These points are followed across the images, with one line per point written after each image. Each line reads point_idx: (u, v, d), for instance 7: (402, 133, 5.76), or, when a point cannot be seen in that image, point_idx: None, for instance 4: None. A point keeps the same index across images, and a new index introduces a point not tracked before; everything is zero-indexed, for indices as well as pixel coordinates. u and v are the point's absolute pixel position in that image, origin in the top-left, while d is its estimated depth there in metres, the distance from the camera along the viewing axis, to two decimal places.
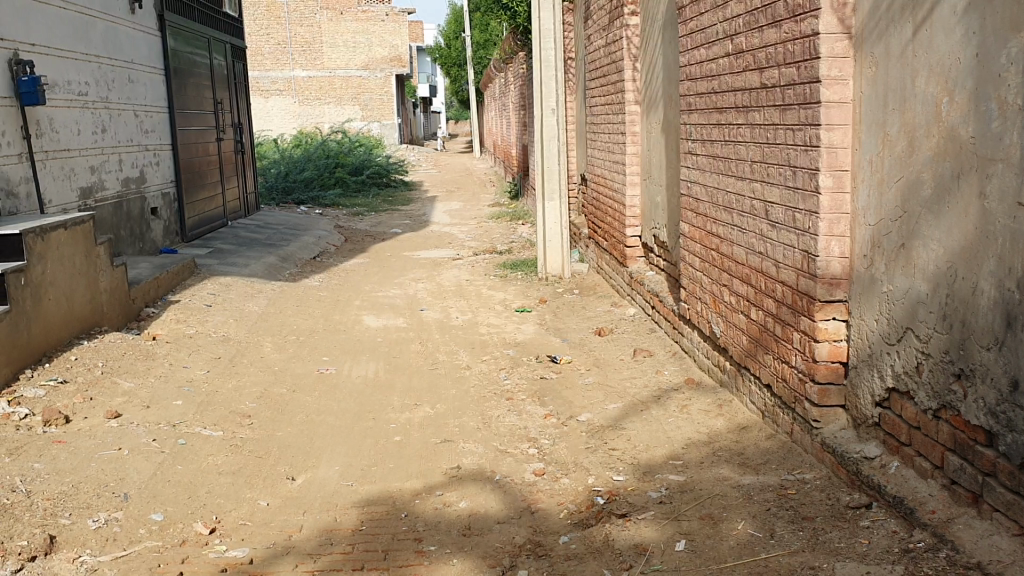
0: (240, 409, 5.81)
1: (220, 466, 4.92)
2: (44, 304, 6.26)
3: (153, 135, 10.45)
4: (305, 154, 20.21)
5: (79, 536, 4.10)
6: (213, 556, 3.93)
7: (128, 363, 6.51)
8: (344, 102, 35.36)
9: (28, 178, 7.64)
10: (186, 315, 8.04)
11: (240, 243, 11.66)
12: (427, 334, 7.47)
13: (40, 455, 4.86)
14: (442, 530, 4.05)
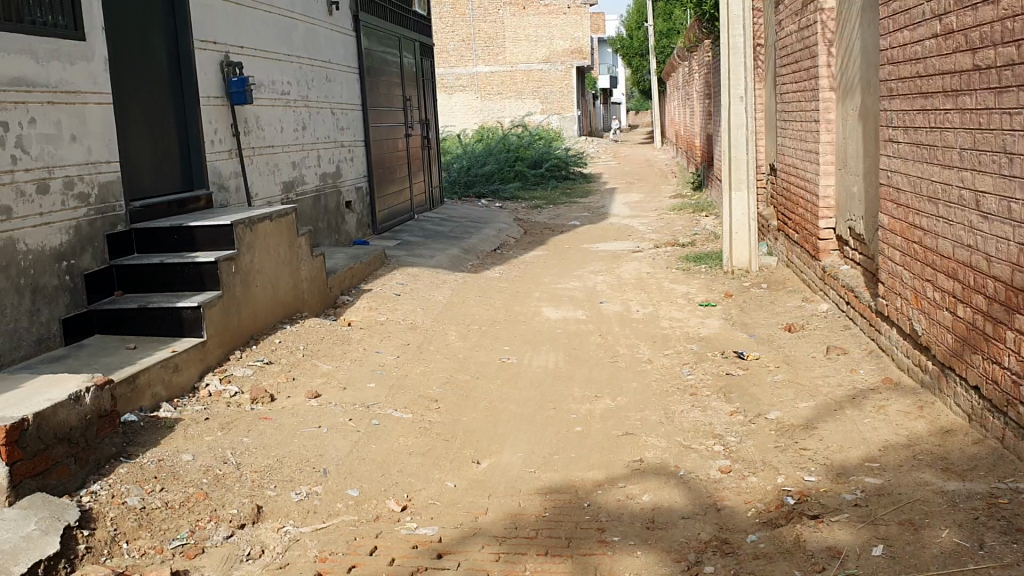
0: (428, 393, 6.02)
1: (411, 447, 5.11)
2: (252, 290, 6.71)
3: (348, 132, 10.96)
4: (487, 148, 20.65)
5: (283, 507, 4.37)
6: (405, 533, 4.09)
7: (327, 347, 6.88)
8: (525, 96, 35.82)
9: (238, 172, 8.20)
10: (378, 303, 8.40)
11: (426, 235, 12.05)
12: (608, 326, 7.46)
13: (248, 430, 5.21)
14: (626, 521, 4.05)
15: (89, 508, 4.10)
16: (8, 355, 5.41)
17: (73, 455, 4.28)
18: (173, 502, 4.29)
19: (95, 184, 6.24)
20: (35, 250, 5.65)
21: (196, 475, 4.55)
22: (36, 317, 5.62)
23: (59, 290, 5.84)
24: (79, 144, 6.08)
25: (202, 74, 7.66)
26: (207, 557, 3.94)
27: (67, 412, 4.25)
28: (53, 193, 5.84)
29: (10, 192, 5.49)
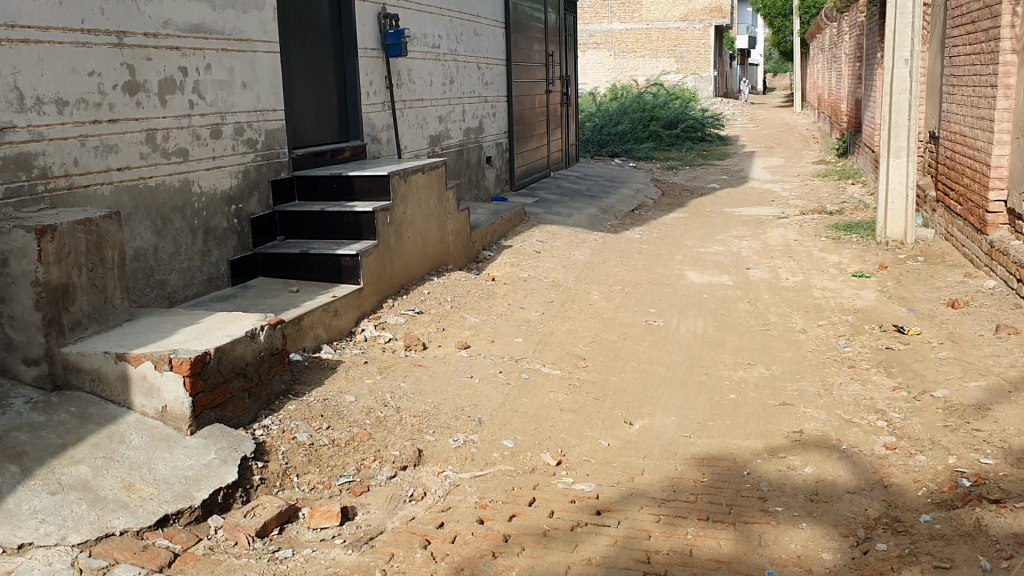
0: (576, 351, 6.03)
1: (562, 403, 5.14)
2: (404, 241, 6.85)
3: (492, 87, 10.99)
4: (622, 107, 20.42)
5: (442, 453, 4.50)
6: (562, 487, 4.13)
7: (473, 300, 6.97)
8: (660, 54, 35.17)
9: (389, 125, 8.34)
10: (519, 259, 8.44)
11: (564, 193, 12.02)
12: (756, 293, 7.30)
13: (404, 375, 5.36)
14: (789, 492, 3.97)
15: (263, 441, 4.31)
16: (182, 292, 5.70)
17: (248, 389, 4.49)
18: (338, 441, 4.47)
19: (262, 131, 6.46)
20: (207, 192, 5.91)
21: (359, 416, 4.72)
22: (207, 257, 5.90)
23: (228, 233, 6.11)
24: (249, 91, 6.29)
25: (361, 26, 7.79)
26: (372, 495, 4.09)
27: (244, 348, 4.44)
28: (225, 138, 6.08)
29: (187, 135, 5.73)
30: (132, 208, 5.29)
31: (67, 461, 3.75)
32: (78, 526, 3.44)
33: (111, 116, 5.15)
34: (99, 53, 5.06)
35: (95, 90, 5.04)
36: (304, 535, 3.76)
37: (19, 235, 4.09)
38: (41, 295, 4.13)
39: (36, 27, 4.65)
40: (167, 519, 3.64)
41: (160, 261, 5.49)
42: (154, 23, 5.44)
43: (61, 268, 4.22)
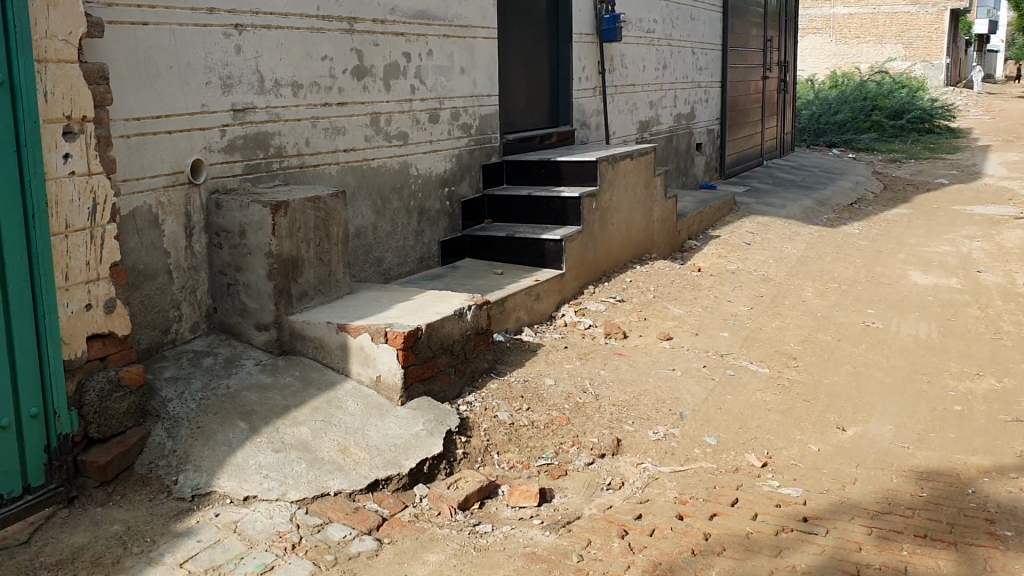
0: (786, 349, 5.80)
1: (769, 403, 4.96)
2: (609, 228, 6.83)
3: (706, 73, 10.73)
4: (843, 95, 19.43)
5: (641, 444, 4.46)
6: (766, 489, 3.98)
7: (678, 291, 6.85)
8: (886, 40, 33.19)
9: (599, 110, 8.33)
10: (727, 251, 8.22)
11: (776, 183, 11.59)
12: (989, 299, 6.75)
13: (605, 363, 5.36)
14: (1021, 517, 3.65)
15: (467, 417, 4.45)
16: (397, 269, 5.94)
17: (454, 365, 4.63)
18: (538, 423, 4.54)
19: (477, 116, 6.64)
20: (424, 175, 6.13)
21: (559, 401, 4.77)
22: (421, 237, 6.13)
23: (441, 214, 6.32)
24: (466, 77, 6.47)
25: (577, 11, 7.80)
26: (571, 480, 4.11)
27: (453, 325, 4.58)
28: (442, 122, 6.28)
29: (407, 119, 5.96)
30: (355, 188, 5.56)
31: (290, 422, 4.04)
32: (296, 484, 3.73)
33: (340, 99, 5.42)
34: (331, 39, 5.34)
35: (326, 74, 5.32)
36: (504, 512, 3.83)
37: (256, 209, 4.40)
38: (273, 266, 4.42)
39: (277, 13, 4.96)
40: (377, 484, 3.83)
41: (378, 239, 5.74)
42: (382, 9, 5.68)
43: (291, 242, 4.49)
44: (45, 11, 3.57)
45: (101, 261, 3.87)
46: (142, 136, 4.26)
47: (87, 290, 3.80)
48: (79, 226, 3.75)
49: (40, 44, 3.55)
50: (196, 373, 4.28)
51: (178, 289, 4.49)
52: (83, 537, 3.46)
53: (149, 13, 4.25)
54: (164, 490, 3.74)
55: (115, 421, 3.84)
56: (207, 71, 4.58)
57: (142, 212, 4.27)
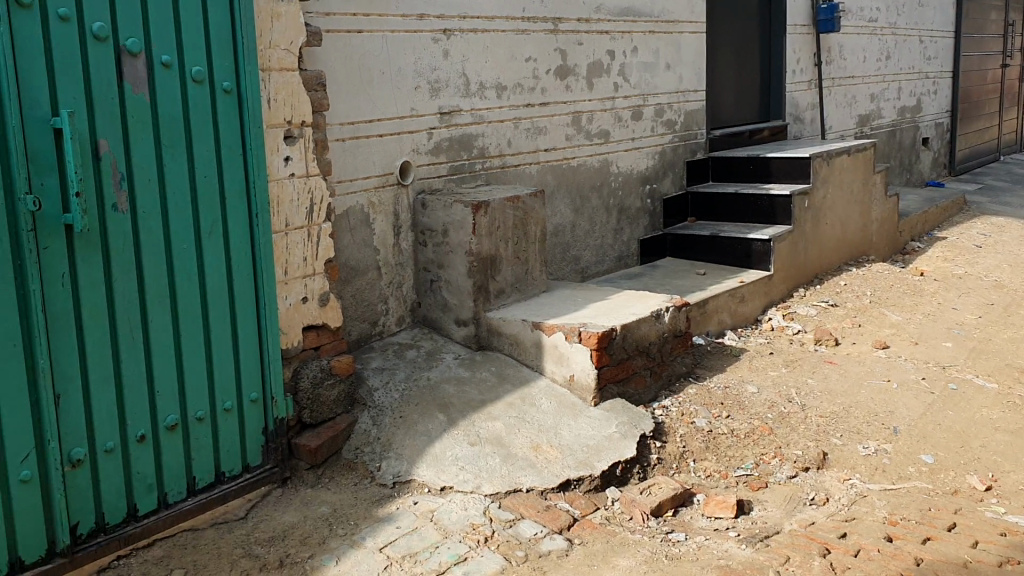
0: (1020, 364, 5.31)
1: (996, 421, 4.56)
2: (822, 227, 6.52)
3: (936, 62, 10.01)
4: None
5: (849, 459, 4.22)
6: (990, 516, 3.66)
7: (897, 295, 6.43)
8: None
9: (814, 104, 7.96)
10: (954, 253, 7.63)
11: (1015, 180, 10.63)
12: None
13: (813, 371, 5.13)
14: None
15: (662, 421, 4.40)
16: (594, 267, 6.02)
17: (651, 368, 4.60)
18: (738, 432, 4.42)
19: (682, 112, 6.59)
20: (625, 172, 6.17)
21: (761, 409, 4.63)
22: (620, 235, 6.18)
23: (641, 213, 6.34)
24: (672, 72, 6.45)
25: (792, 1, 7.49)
26: (771, 492, 3.95)
27: (650, 327, 4.54)
28: (645, 119, 6.29)
29: (610, 117, 6.00)
30: (556, 187, 5.65)
31: (486, 417, 4.13)
32: (491, 478, 3.81)
33: (543, 99, 5.51)
34: (536, 40, 5.43)
35: (530, 75, 5.41)
36: (698, 521, 3.73)
37: (459, 209, 4.54)
38: (473, 265, 4.54)
39: (484, 17, 5.08)
40: (569, 484, 3.84)
41: (576, 237, 5.84)
42: (587, 8, 5.74)
43: (492, 241, 4.59)
44: (270, 23, 3.83)
45: (316, 257, 4.11)
46: (356, 139, 4.48)
47: (303, 283, 4.04)
48: (297, 223, 4.00)
49: (265, 54, 3.81)
50: (400, 364, 4.46)
51: (386, 284, 4.69)
52: (294, 516, 3.70)
53: (364, 21, 4.46)
54: (368, 476, 3.92)
55: (326, 407, 4.08)
56: (417, 76, 4.76)
57: (355, 211, 4.50)
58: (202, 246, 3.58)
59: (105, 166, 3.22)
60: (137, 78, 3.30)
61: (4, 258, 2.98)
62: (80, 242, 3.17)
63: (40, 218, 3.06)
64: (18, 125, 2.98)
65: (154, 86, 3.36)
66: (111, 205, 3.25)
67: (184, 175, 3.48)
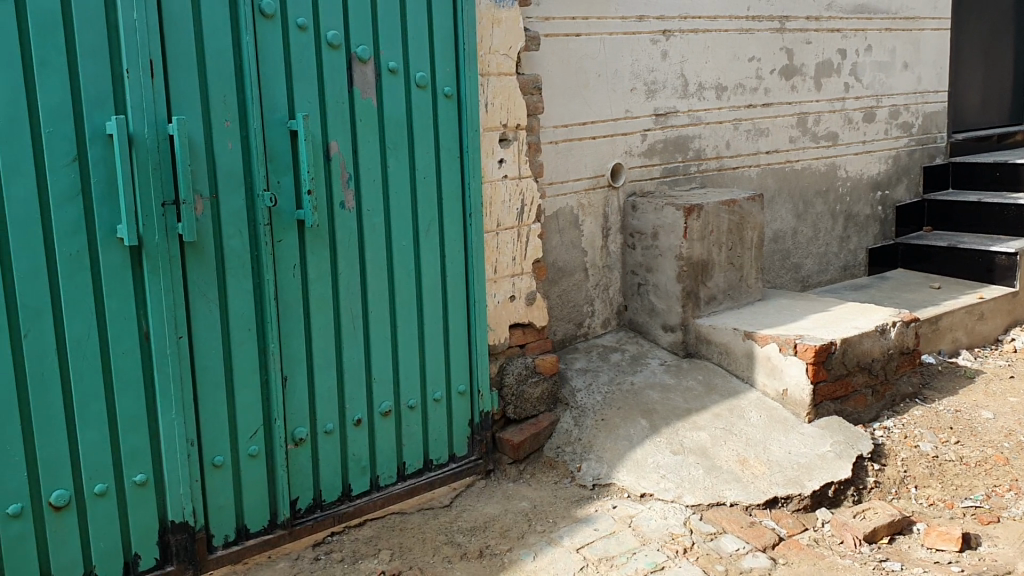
0: None
1: None
2: None
3: None
4: None
5: None
6: None
7: None
8: None
9: None
10: None
11: None
12: None
13: None
14: None
15: (882, 443, 4.15)
16: (816, 276, 5.76)
17: (872, 386, 4.35)
18: (968, 460, 4.10)
19: (920, 113, 6.19)
20: (854, 177, 5.88)
21: (997, 438, 4.27)
22: (846, 243, 5.89)
23: (871, 220, 6.02)
24: (910, 72, 6.06)
25: None
26: (1003, 528, 3.62)
27: (873, 342, 4.29)
28: (878, 121, 5.96)
29: (838, 119, 5.73)
30: (776, 191, 5.46)
31: (691, 426, 4.06)
32: (693, 489, 3.74)
33: (765, 101, 5.33)
34: (761, 39, 5.26)
35: (753, 76, 5.26)
36: (917, 552, 3.48)
37: (670, 212, 4.49)
38: (683, 269, 4.46)
39: (706, 17, 4.98)
40: (776, 501, 3.70)
41: (798, 244, 5.62)
42: (817, 6, 5.50)
43: (704, 245, 4.49)
44: (490, 28, 3.92)
45: (526, 257, 4.17)
46: (570, 141, 4.52)
47: (512, 282, 4.12)
48: (508, 224, 4.08)
49: (484, 59, 3.91)
50: (603, 367, 4.47)
51: (593, 286, 4.71)
52: (495, 509, 3.79)
53: (583, 24, 4.49)
54: (568, 476, 3.98)
55: (530, 405, 4.16)
56: (634, 78, 4.74)
57: (565, 212, 4.55)
58: (420, 243, 3.73)
59: (334, 166, 3.43)
60: (366, 84, 3.49)
61: (243, 250, 3.25)
62: (310, 236, 3.40)
63: (275, 214, 3.31)
64: (259, 127, 3.23)
65: (381, 91, 3.54)
66: (338, 203, 3.45)
67: (405, 175, 3.64)
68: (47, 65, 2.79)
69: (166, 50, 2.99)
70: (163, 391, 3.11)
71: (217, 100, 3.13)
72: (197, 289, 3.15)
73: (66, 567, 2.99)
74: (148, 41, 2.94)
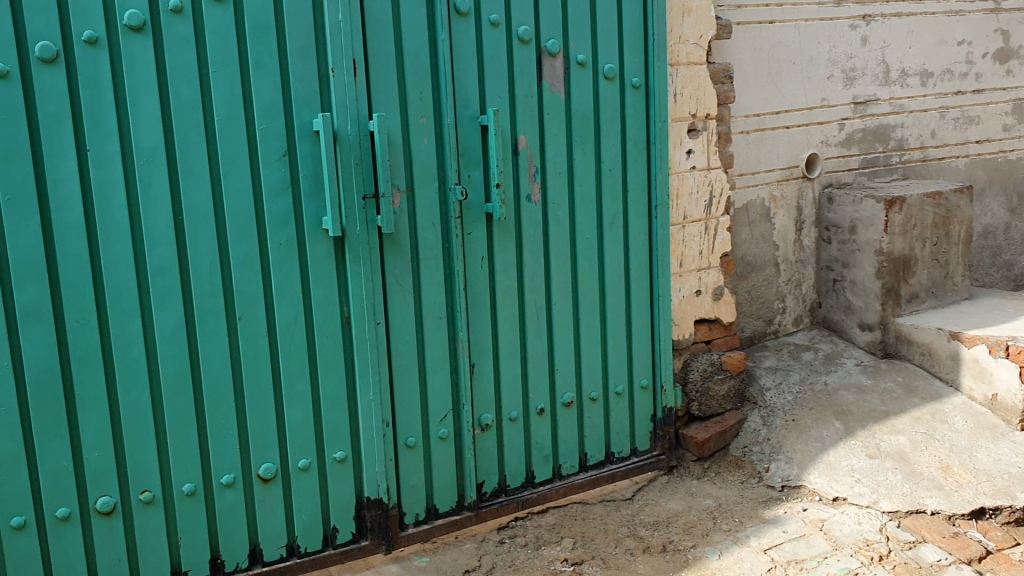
0: None
1: None
2: None
3: None
4: None
5: None
6: None
7: None
8: None
9: None
10: None
11: None
12: None
13: None
14: None
15: None
16: None
17: None
18: None
19: None
20: None
21: None
22: None
23: None
24: None
25: None
26: None
27: None
28: None
29: None
30: (988, 183, 5.10)
31: (888, 429, 3.87)
32: (890, 495, 3.57)
33: (976, 86, 4.99)
34: (972, 21, 4.93)
35: (963, 60, 4.93)
36: None
37: (870, 205, 4.29)
38: (883, 265, 4.25)
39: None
40: (982, 513, 3.49)
41: (1012, 240, 5.23)
42: None
43: (906, 240, 4.26)
44: (681, 18, 3.86)
45: (714, 250, 4.09)
46: (761, 131, 4.40)
47: (698, 277, 4.05)
48: (696, 216, 4.01)
49: (674, 49, 3.85)
50: (794, 366, 4.33)
51: (784, 282, 4.58)
52: (678, 505, 3.75)
53: (776, 11, 4.36)
54: (755, 476, 3.88)
55: (716, 402, 4.09)
56: (831, 65, 4.55)
57: (755, 205, 4.44)
58: (605, 235, 3.74)
59: (522, 160, 3.49)
60: (555, 78, 3.53)
61: (435, 241, 3.37)
62: (498, 228, 3.48)
63: (465, 207, 3.41)
64: (452, 123, 3.33)
65: (570, 84, 3.57)
66: (525, 196, 3.51)
67: (591, 168, 3.66)
68: (261, 67, 3.01)
69: (368, 49, 3.15)
70: (361, 374, 3.30)
71: (413, 97, 3.26)
72: (393, 278, 3.30)
73: (273, 537, 3.27)
74: (352, 41, 3.10)
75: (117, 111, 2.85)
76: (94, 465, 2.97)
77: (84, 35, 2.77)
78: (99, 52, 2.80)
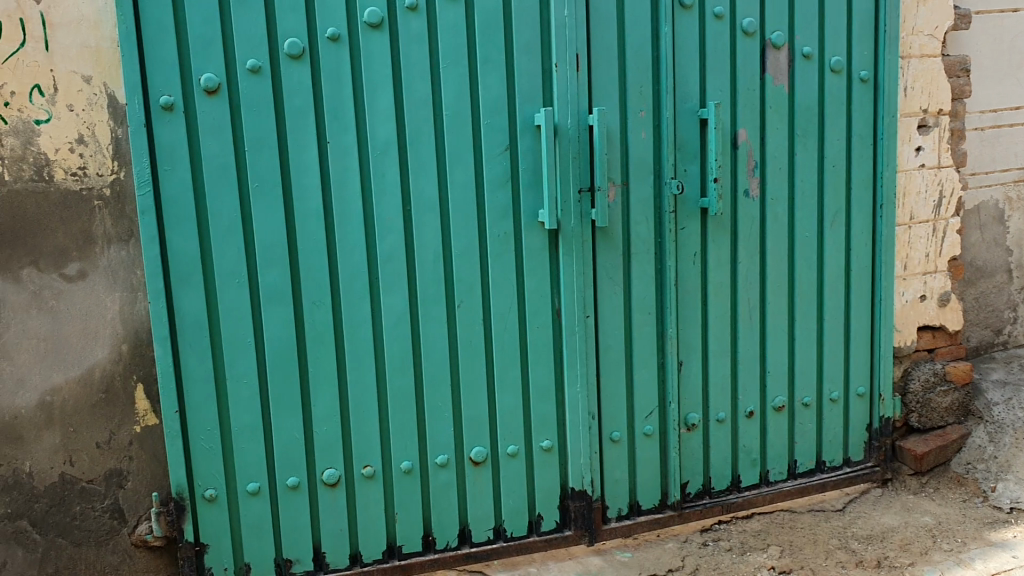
0: None
1: None
2: None
3: None
4: None
5: None
6: None
7: None
8: None
9: None
10: None
11: None
12: None
13: None
14: None
15: None
16: None
17: None
18: None
19: None
20: None
21: None
22: None
23: None
24: None
25: None
26: None
27: None
28: None
29: None
30: None
31: None
32: None
33: None
34: None
35: None
36: None
37: None
38: None
39: None
40: None
41: None
42: None
43: None
44: (916, 9, 3.65)
45: (941, 254, 3.87)
46: (997, 128, 4.11)
47: (923, 280, 3.84)
48: (924, 217, 3.80)
49: (907, 40, 3.66)
50: None
51: (1016, 290, 4.29)
52: (894, 520, 3.57)
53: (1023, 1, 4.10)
54: (980, 495, 3.69)
55: (937, 415, 3.89)
56: None
57: (988, 207, 4.14)
58: (824, 235, 3.60)
59: (742, 154, 3.41)
60: (778, 70, 3.44)
61: (648, 236, 3.36)
62: (713, 224, 3.43)
63: (681, 201, 3.37)
64: (672, 116, 3.30)
65: (794, 77, 3.46)
66: (743, 191, 3.43)
67: (813, 164, 3.54)
68: (488, 62, 3.13)
69: (591, 42, 3.18)
70: (570, 365, 3.33)
71: (634, 91, 3.25)
72: (604, 272, 3.32)
73: (481, 519, 3.38)
74: (575, 36, 3.14)
75: (355, 105, 3.06)
76: (323, 438, 3.19)
77: (328, 33, 3.00)
78: (340, 49, 3.02)
